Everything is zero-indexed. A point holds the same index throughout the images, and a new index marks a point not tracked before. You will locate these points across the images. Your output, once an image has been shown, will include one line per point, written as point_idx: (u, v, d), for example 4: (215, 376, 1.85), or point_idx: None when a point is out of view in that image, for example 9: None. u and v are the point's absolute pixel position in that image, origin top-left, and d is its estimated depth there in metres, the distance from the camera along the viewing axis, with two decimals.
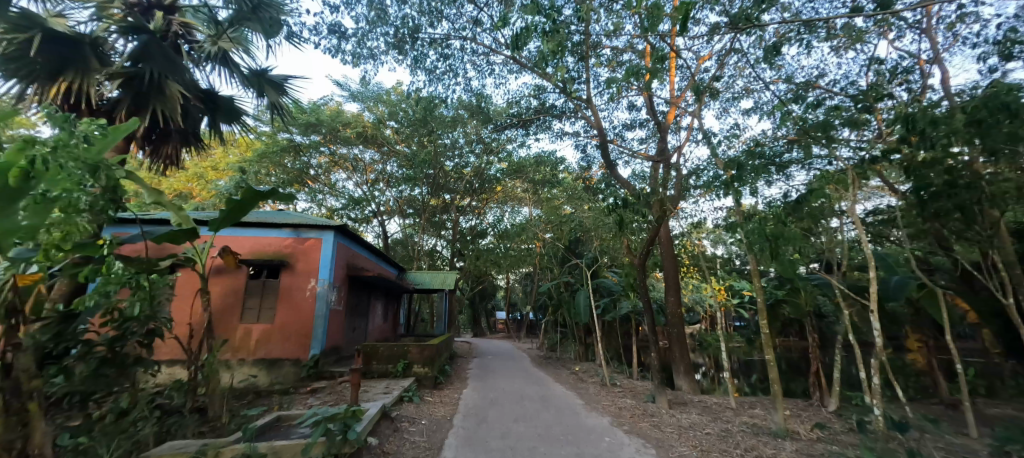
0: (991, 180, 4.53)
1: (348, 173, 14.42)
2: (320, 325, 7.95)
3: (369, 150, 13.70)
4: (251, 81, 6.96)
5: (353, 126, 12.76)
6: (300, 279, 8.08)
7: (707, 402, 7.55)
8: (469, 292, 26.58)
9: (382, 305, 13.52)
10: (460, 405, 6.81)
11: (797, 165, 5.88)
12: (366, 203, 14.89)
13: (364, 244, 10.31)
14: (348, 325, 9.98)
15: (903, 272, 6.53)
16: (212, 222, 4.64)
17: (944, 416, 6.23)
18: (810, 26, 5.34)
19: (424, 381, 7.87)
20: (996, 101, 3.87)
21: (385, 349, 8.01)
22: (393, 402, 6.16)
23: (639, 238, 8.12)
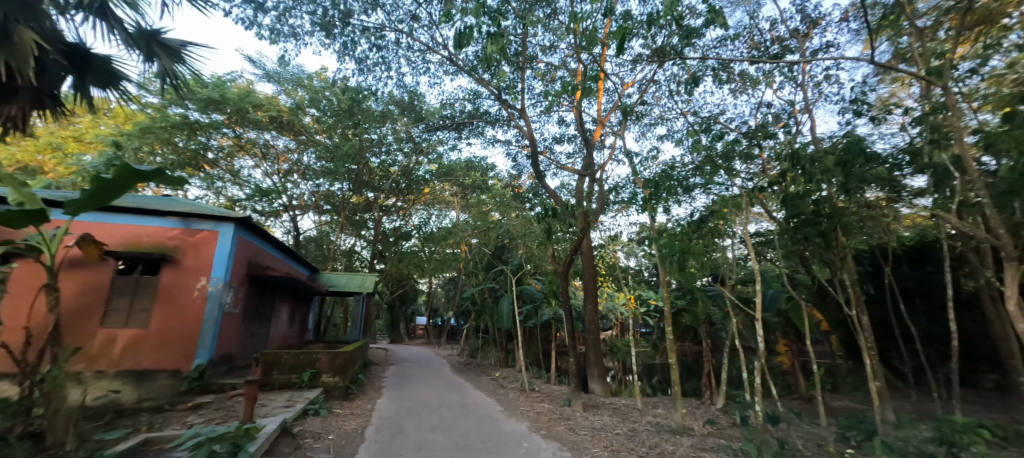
0: (844, 212, 5.56)
1: (257, 161, 12.96)
2: (210, 330, 7.01)
3: (284, 138, 12.51)
4: (136, 38, 4.79)
5: (265, 108, 11.40)
6: (187, 277, 7.06)
7: (616, 404, 8.05)
8: (386, 296, 25.50)
9: (288, 308, 12.41)
10: (373, 417, 6.39)
11: (700, 189, 6.42)
12: (277, 194, 13.55)
13: (271, 240, 9.38)
14: (246, 331, 8.95)
15: (777, 286, 7.66)
16: (66, 205, 3.90)
17: (803, 408, 7.38)
18: (717, 68, 6.07)
19: (334, 391, 7.27)
20: (855, 148, 4.75)
21: (289, 357, 7.25)
22: (295, 417, 5.56)
23: (563, 247, 8.50)
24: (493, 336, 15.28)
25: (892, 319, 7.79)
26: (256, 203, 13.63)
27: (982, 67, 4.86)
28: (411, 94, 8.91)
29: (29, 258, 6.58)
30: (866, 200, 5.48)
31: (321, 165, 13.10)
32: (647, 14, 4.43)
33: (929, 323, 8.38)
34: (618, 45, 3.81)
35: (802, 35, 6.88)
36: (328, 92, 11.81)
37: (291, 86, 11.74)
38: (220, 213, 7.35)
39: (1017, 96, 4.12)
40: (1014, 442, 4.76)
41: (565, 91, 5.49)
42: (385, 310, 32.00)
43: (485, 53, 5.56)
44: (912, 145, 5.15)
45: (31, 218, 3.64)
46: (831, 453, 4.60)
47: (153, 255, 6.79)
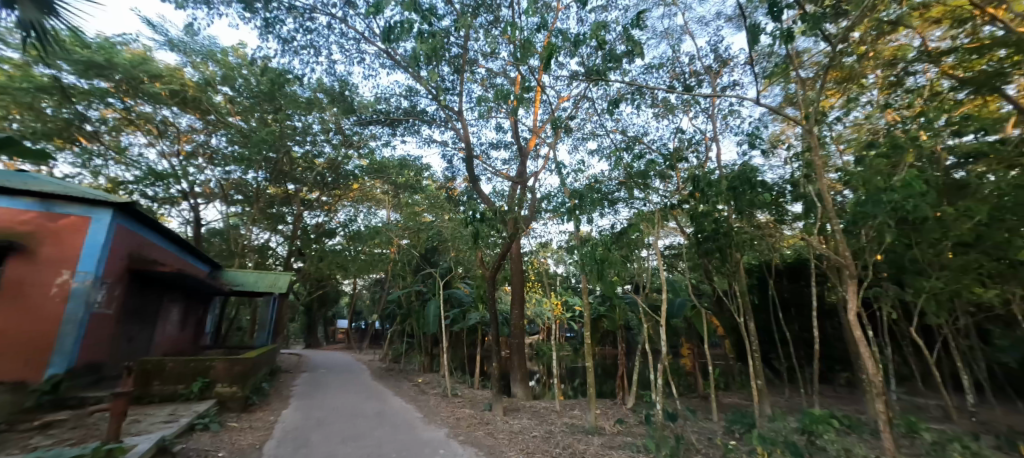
0: (738, 232, 6.29)
1: (151, 138, 11.55)
2: (69, 334, 6.01)
3: (189, 116, 11.27)
4: None
5: (165, 80, 10.05)
6: (43, 271, 6.01)
7: (536, 407, 8.33)
8: (304, 296, 23.91)
9: (180, 309, 11.12)
10: (275, 429, 5.92)
11: (623, 203, 6.83)
12: (172, 180, 12.01)
13: (159, 231, 8.39)
14: (121, 335, 7.83)
15: (683, 295, 8.46)
16: None
17: (699, 406, 8.20)
18: (640, 92, 6.59)
19: (230, 403, 6.59)
20: (746, 177, 5.47)
21: (175, 365, 6.42)
22: (177, 433, 4.80)
23: (493, 252, 8.63)
24: (418, 341, 15.02)
25: (774, 327, 8.95)
26: (148, 187, 12.09)
27: (847, 116, 5.83)
28: (341, 84, 8.56)
29: None
30: (756, 222, 6.28)
31: (233, 150, 12.02)
32: (570, 36, 4.62)
33: (801, 329, 9.75)
34: (545, 61, 4.01)
35: (713, 72, 7.75)
36: (244, 70, 10.93)
37: (200, 59, 10.61)
38: (94, 197, 6.41)
39: (868, 143, 5.00)
40: (856, 429, 5.74)
41: (501, 98, 5.62)
42: (302, 311, 29.97)
43: (415, 51, 5.62)
44: (792, 177, 6.01)
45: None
46: (719, 445, 5.18)
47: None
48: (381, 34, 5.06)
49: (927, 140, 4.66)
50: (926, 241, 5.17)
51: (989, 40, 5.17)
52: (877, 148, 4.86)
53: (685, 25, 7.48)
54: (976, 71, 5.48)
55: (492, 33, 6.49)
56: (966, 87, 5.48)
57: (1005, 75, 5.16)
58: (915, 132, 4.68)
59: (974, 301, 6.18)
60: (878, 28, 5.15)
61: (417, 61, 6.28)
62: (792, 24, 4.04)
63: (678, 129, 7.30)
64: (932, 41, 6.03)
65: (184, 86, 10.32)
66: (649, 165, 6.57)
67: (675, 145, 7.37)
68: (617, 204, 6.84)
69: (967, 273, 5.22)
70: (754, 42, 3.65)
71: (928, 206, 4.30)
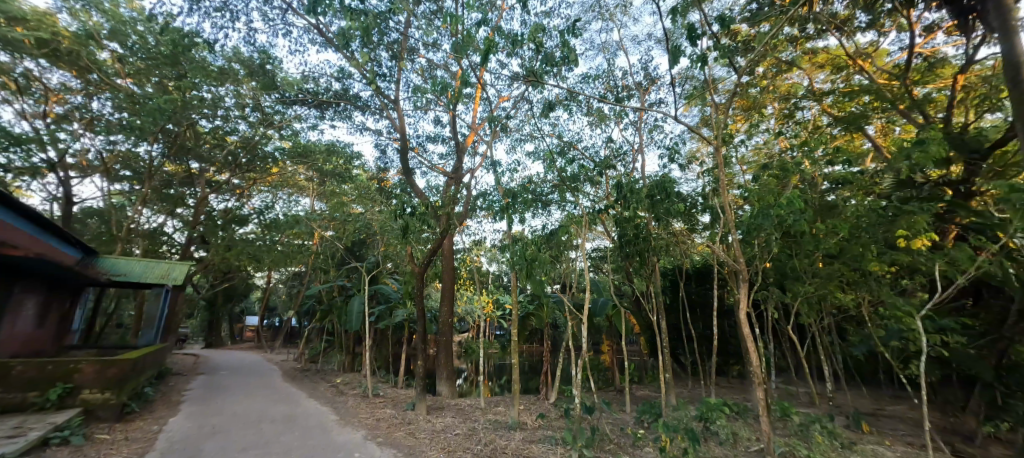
0: (655, 238, 6.85)
1: (7, 94, 9.76)
2: None
3: (61, 72, 9.80)
4: None
5: (29, 25, 8.53)
6: None
7: (460, 404, 8.41)
8: (209, 288, 21.65)
9: (38, 301, 9.55)
10: (158, 441, 5.34)
11: (556, 205, 7.13)
12: (35, 146, 10.31)
13: (10, 205, 7.14)
14: None
15: (606, 294, 8.99)
16: None
17: (614, 397, 8.77)
18: (575, 99, 6.95)
19: (100, 412, 5.82)
20: (663, 187, 6.01)
21: (26, 369, 5.52)
22: (24, 450, 4.16)
23: (423, 247, 8.52)
24: (340, 338, 14.39)
25: (683, 326, 9.79)
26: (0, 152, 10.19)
27: (750, 139, 6.58)
28: (263, 56, 7.95)
29: None
30: (671, 229, 6.87)
31: (120, 117, 10.55)
32: (509, 35, 4.71)
33: (705, 327, 10.88)
34: (483, 55, 4.07)
35: (644, 89, 8.35)
36: (141, 27, 9.68)
37: (79, 6, 9.21)
38: None
39: (763, 165, 5.72)
40: (742, 417, 6.56)
41: (439, 90, 5.60)
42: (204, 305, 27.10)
43: (345, 28, 5.41)
44: (703, 191, 6.67)
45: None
46: (629, 435, 5.63)
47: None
48: (308, 6, 4.88)
49: (808, 167, 5.50)
50: (803, 252, 6.06)
51: (858, 87, 6.27)
52: (770, 169, 5.59)
53: (621, 41, 7.99)
54: (847, 112, 6.43)
55: (433, 24, 6.45)
56: (839, 124, 6.36)
57: (867, 117, 6.13)
58: (799, 159, 5.51)
59: (835, 305, 7.37)
60: (777, 66, 6.48)
61: (347, 41, 6.04)
62: (708, 48, 4.43)
63: (609, 138, 7.77)
64: (817, 83, 7.15)
65: (56, 35, 8.90)
66: (581, 171, 6.91)
67: (605, 153, 7.84)
68: (550, 206, 7.14)
69: (831, 281, 6.18)
70: (675, 62, 3.99)
71: (804, 220, 5.06)
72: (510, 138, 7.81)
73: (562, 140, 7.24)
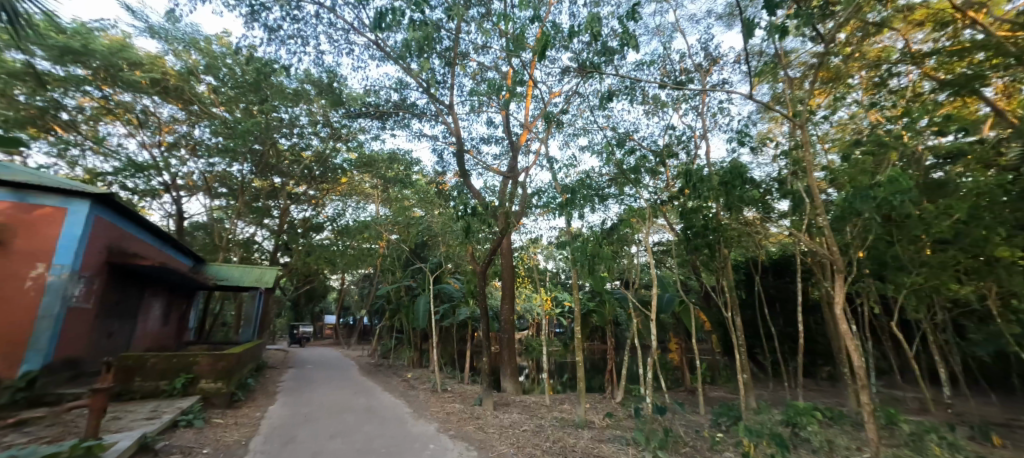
0: (727, 228, 6.38)
1: (131, 128, 11.18)
2: (46, 329, 5.92)
3: (170, 105, 11.10)
4: None
5: (145, 68, 9.83)
6: (17, 263, 5.86)
7: (526, 401, 8.38)
8: (292, 291, 23.62)
9: (162, 303, 10.92)
10: (261, 426, 5.86)
11: (614, 199, 6.87)
12: (155, 172, 11.85)
13: (138, 221, 8.20)
14: (100, 329, 7.70)
15: (674, 290, 8.52)
16: None
17: (687, 398, 8.27)
18: (635, 88, 6.64)
19: (214, 399, 6.51)
20: (740, 172, 5.43)
21: (157, 361, 6.25)
22: (161, 430, 4.78)
23: (484, 247, 8.62)
24: (408, 336, 15.01)
25: (760, 323, 9.01)
26: (127, 178, 11.78)
27: (834, 115, 5.92)
28: (330, 75, 8.47)
29: None
30: (744, 218, 6.35)
31: (216, 141, 11.80)
32: (565, 28, 4.60)
33: (786, 325, 9.97)
34: (540, 52, 3.99)
35: (704, 70, 7.81)
36: (229, 60, 10.70)
37: (181, 47, 10.31)
38: (71, 187, 6.27)
39: (854, 141, 5.12)
40: (838, 422, 5.91)
41: (492, 90, 5.59)
42: (291, 307, 29.68)
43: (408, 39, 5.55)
44: (780, 175, 6.10)
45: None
46: (706, 437, 5.26)
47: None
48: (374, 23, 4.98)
49: (909, 140, 4.81)
50: (909, 237, 5.31)
51: (969, 43, 5.37)
52: (863, 145, 4.97)
53: (677, 22, 7.53)
54: (956, 74, 5.55)
55: (485, 28, 6.46)
56: (946, 89, 5.49)
57: (984, 77, 5.21)
58: (898, 131, 4.84)
59: (949, 296, 6.44)
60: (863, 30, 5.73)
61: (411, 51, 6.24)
62: (784, 18, 4.03)
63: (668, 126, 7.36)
64: (915, 44, 6.21)
65: (166, 75, 10.18)
66: (640, 161, 6.57)
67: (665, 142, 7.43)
68: (608, 200, 6.90)
69: (947, 269, 5.38)
70: (750, 36, 3.64)
71: (911, 201, 4.43)
72: (563, 134, 7.65)
73: (617, 133, 6.94)
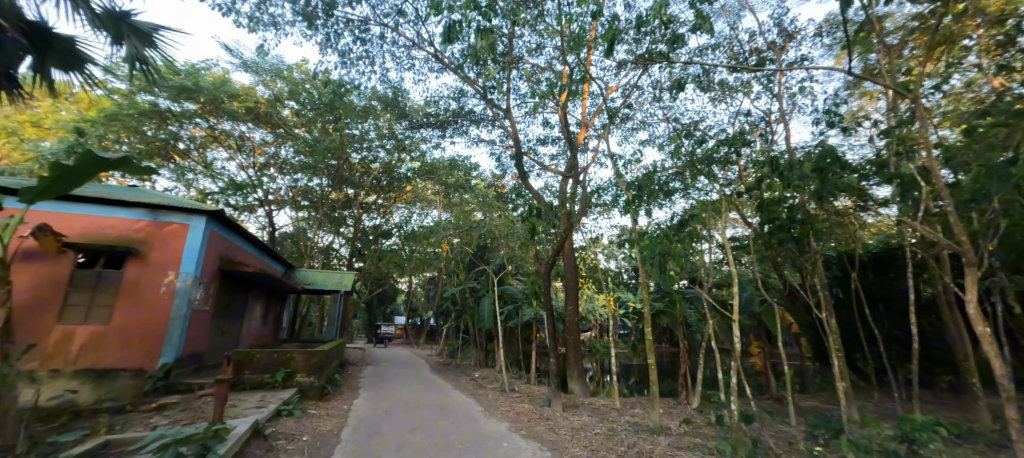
0: (818, 219, 5.75)
1: (231, 153, 12.72)
2: (177, 328, 6.89)
3: (261, 130, 12.32)
4: (103, 22, 4.55)
5: (242, 99, 11.26)
6: (154, 272, 6.91)
7: (595, 404, 8.15)
8: (365, 294, 25.07)
9: (262, 306, 12.13)
10: (350, 417, 6.26)
11: (680, 194, 6.45)
12: (250, 189, 13.22)
13: (243, 234, 9.20)
14: (216, 328, 8.76)
15: (754, 288, 7.87)
16: (24, 193, 3.97)
17: (774, 405, 7.57)
18: (704, 75, 6.21)
19: (309, 391, 7.04)
20: (835, 155, 4.81)
21: (261, 357, 6.94)
22: (267, 417, 5.33)
23: (546, 247, 8.54)
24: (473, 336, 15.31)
25: (860, 326, 7.97)
26: (229, 197, 13.24)
27: (944, 85, 5.16)
28: (394, 90, 8.88)
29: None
30: (836, 207, 5.68)
31: (299, 159, 12.89)
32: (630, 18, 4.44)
33: (892, 326, 8.82)
34: (608, 47, 3.89)
35: (778, 48, 7.13)
36: (308, 84, 11.76)
37: (270, 77, 11.58)
38: (191, 206, 7.25)
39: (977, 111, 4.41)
40: (967, 440, 5.09)
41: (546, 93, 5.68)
42: (365, 309, 31.54)
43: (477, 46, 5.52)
44: (879, 157, 5.41)
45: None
46: (802, 450, 4.75)
47: (117, 247, 6.62)
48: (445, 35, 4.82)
49: None
50: None
51: None
52: (988, 114, 4.27)
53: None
54: None
55: (541, 30, 6.43)
56: None
57: None
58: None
59: None
60: None
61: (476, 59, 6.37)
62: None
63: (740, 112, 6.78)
64: None
65: (258, 102, 11.49)
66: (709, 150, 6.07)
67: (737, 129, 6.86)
68: (673, 196, 6.49)
69: None
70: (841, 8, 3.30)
71: None
72: (620, 130, 7.36)
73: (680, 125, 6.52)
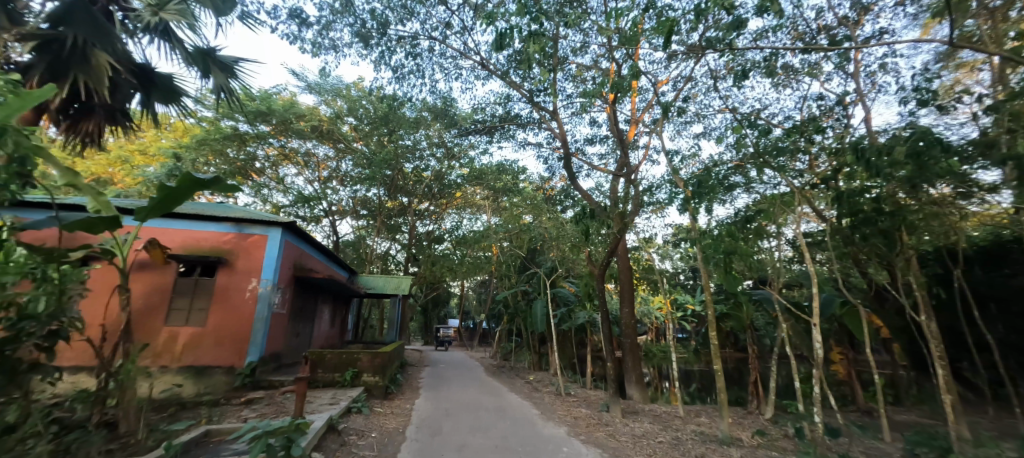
0: (912, 210, 5.06)
1: (300, 169, 13.64)
2: (260, 329, 7.40)
3: (323, 146, 13.19)
4: (194, 58, 5.85)
5: (307, 119, 12.20)
6: (240, 279, 7.51)
7: (657, 411, 7.76)
8: (421, 298, 25.82)
9: (330, 309, 12.83)
10: (412, 416, 6.41)
11: (741, 188, 6.02)
12: (316, 201, 14.13)
13: (313, 242, 9.77)
14: (292, 330, 9.36)
15: (833, 287, 7.18)
16: (138, 212, 4.23)
17: (861, 417, 6.82)
18: (771, 61, 5.72)
19: (374, 391, 7.30)
20: (935, 136, 4.22)
21: (332, 357, 7.36)
22: (340, 413, 5.60)
23: (600, 249, 8.32)
24: (526, 339, 15.26)
25: (965, 331, 6.94)
26: (298, 209, 14.20)
27: None
28: (444, 100, 9.08)
29: (103, 262, 7.19)
30: (932, 196, 5.00)
31: (357, 172, 13.59)
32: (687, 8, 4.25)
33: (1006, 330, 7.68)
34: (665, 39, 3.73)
35: (852, 22, 6.44)
36: (364, 100, 12.49)
37: (330, 96, 12.47)
38: (269, 218, 7.78)
39: None
40: None
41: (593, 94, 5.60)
42: (421, 312, 32.55)
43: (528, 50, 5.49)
44: (985, 137, 4.74)
45: (106, 222, 3.97)
46: None
47: (210, 257, 7.26)
48: (495, 42, 4.85)
49: None
50: None
51: None
52: None
53: None
54: None
55: (585, 29, 6.31)
56: None
57: None
58: None
59: None
60: None
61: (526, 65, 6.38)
62: None
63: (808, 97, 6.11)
64: None
65: (321, 120, 12.35)
66: (771, 141, 5.59)
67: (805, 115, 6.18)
68: (734, 191, 6.08)
69: None
70: None
71: None
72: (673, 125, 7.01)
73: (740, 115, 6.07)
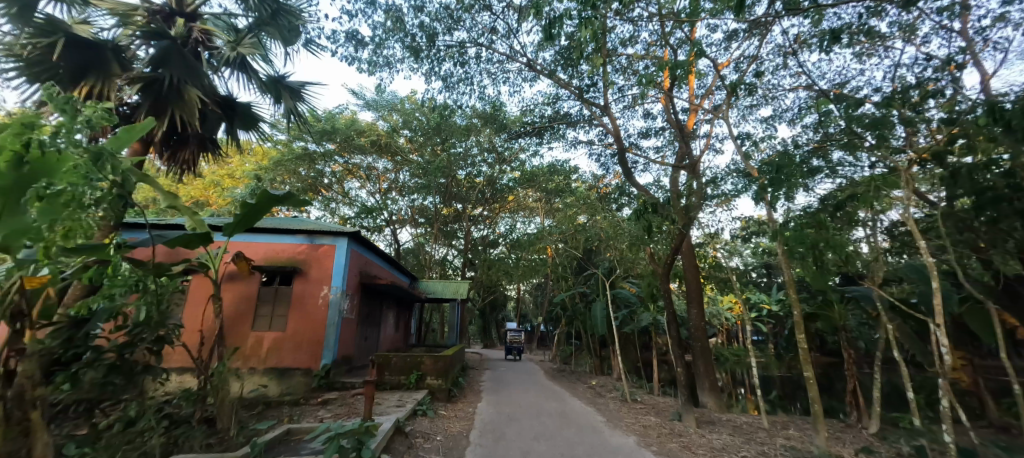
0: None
1: (362, 182, 14.31)
2: (333, 334, 7.71)
3: (383, 160, 13.75)
4: (268, 86, 6.23)
5: (366, 134, 12.75)
6: (313, 287, 7.87)
7: (735, 421, 7.09)
8: (478, 302, 26.08)
9: (394, 314, 13.21)
10: (476, 420, 6.33)
11: (827, 173, 5.35)
12: (378, 211, 14.75)
13: (377, 251, 10.09)
14: (361, 335, 9.69)
15: (950, 281, 6.18)
16: (225, 228, 4.46)
17: (994, 433, 5.77)
18: (855, 31, 5.07)
19: (438, 393, 7.33)
20: None
21: (397, 360, 7.49)
22: (406, 416, 5.63)
23: (662, 247, 7.81)
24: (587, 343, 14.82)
25: None
26: (361, 219, 14.87)
27: None
28: (493, 106, 9.02)
29: (199, 274, 7.88)
30: None
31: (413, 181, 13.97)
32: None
33: None
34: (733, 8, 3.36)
35: None
36: (418, 112, 12.86)
37: (387, 111, 13.02)
38: (336, 229, 8.11)
39: None
40: None
41: (645, 84, 5.23)
42: (479, 316, 32.90)
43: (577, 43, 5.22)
44: None
45: (201, 239, 4.15)
46: None
47: (287, 267, 7.70)
48: (544, 32, 4.51)
49: None
50: None
51: None
52: None
53: None
54: None
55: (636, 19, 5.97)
56: None
57: None
58: None
59: None
60: None
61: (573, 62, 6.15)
62: None
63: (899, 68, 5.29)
64: None
65: (379, 134, 12.87)
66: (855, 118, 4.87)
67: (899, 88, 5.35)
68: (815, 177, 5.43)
69: None
70: None
71: None
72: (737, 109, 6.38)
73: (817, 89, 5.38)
